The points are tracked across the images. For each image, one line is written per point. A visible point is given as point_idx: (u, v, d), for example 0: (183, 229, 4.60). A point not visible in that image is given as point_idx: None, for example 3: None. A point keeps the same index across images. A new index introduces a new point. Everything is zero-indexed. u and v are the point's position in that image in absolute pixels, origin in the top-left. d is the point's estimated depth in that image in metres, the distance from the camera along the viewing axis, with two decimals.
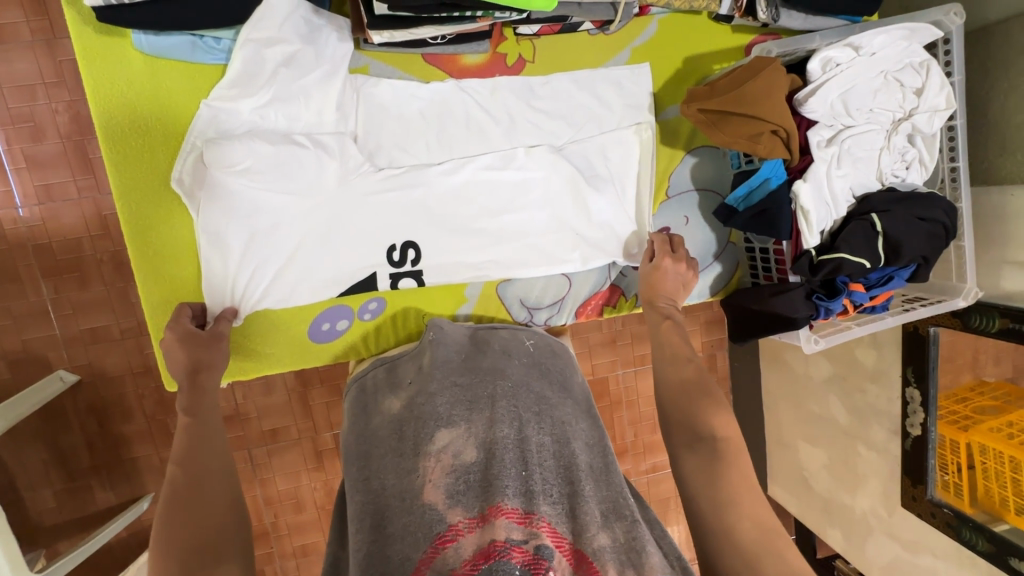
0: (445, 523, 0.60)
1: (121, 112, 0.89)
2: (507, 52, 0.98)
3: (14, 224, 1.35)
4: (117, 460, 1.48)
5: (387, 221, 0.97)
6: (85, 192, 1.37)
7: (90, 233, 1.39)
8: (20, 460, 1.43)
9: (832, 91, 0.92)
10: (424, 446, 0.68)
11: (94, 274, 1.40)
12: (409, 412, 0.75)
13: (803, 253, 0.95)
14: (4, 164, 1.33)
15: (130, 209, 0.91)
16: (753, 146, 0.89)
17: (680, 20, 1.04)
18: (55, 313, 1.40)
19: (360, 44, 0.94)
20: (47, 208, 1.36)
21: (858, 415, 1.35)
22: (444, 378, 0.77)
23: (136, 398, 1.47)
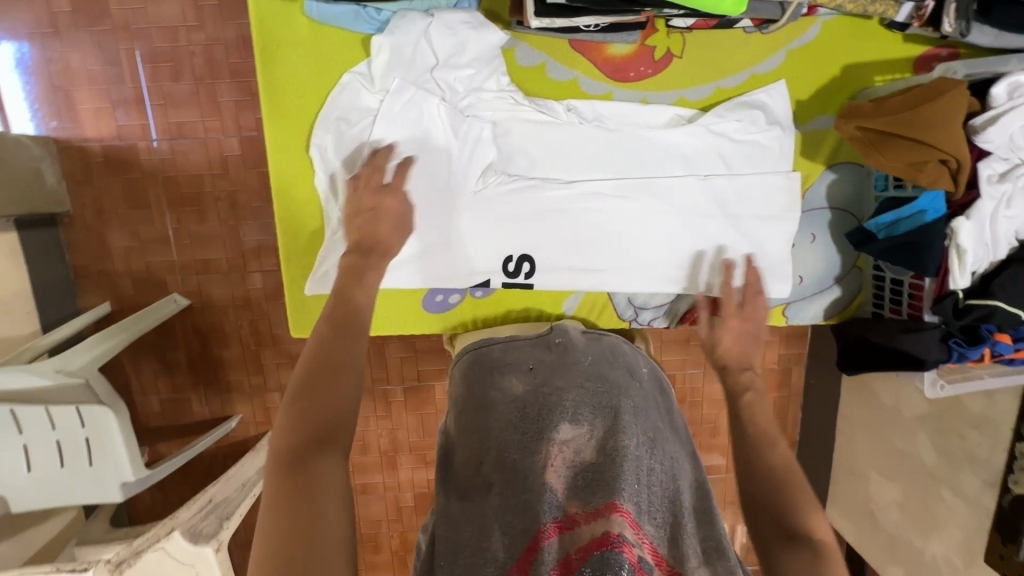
0: (564, 510, 0.62)
1: (284, 73, 0.94)
2: (655, 45, 0.96)
3: (148, 155, 1.48)
4: (213, 380, 1.64)
5: (513, 225, 1.02)
6: (211, 132, 1.47)
7: (211, 171, 1.50)
8: (135, 367, 1.62)
9: (1017, 120, 0.83)
10: (549, 432, 0.73)
11: (211, 210, 1.52)
12: (533, 397, 0.79)
13: (950, 293, 0.87)
14: (145, 99, 1.45)
15: (279, 165, 0.97)
16: (912, 173, 0.83)
17: (846, 24, 0.96)
18: (176, 241, 1.54)
19: (509, 26, 0.94)
20: (176, 143, 1.48)
21: (950, 458, 1.31)
22: (571, 379, 0.82)
23: (234, 327, 1.61)
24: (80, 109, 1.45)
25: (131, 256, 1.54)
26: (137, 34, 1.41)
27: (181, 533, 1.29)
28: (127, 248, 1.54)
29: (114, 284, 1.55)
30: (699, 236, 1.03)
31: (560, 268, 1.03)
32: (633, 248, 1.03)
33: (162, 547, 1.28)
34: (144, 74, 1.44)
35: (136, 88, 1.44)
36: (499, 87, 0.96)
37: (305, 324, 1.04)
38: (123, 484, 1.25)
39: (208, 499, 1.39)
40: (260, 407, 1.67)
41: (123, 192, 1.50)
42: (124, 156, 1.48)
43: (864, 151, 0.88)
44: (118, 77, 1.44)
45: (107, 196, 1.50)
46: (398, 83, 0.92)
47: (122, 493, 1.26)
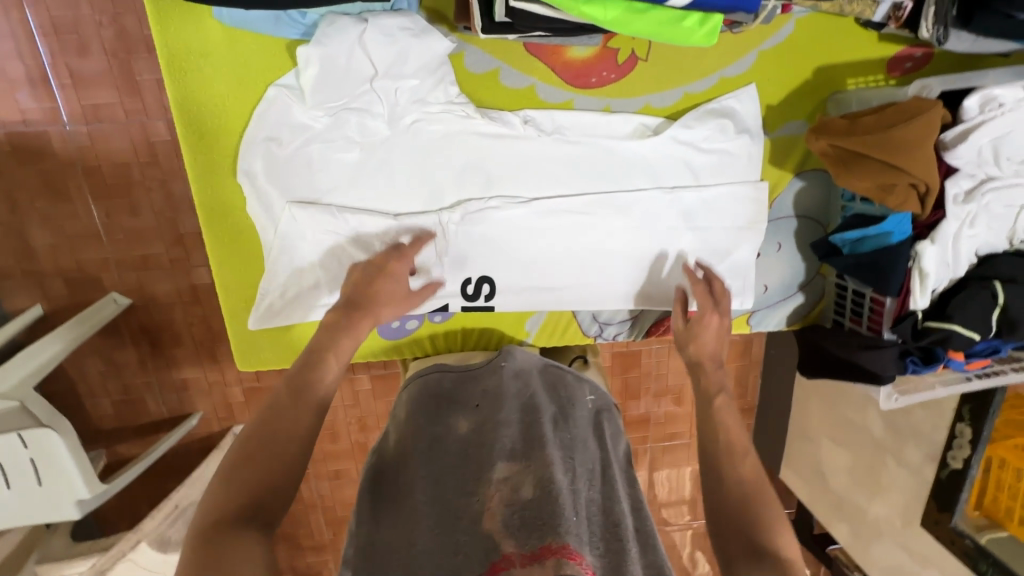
0: (499, 551, 0.59)
1: (199, 84, 0.81)
2: (618, 47, 0.88)
3: (63, 142, 1.31)
4: (167, 380, 1.55)
5: (476, 249, 0.95)
6: (133, 115, 1.31)
7: (138, 160, 1.34)
8: (80, 370, 1.52)
9: (987, 135, 0.80)
10: (486, 472, 0.70)
11: (143, 202, 1.38)
12: (475, 436, 0.77)
13: (909, 315, 0.88)
14: (49, 78, 1.27)
15: (205, 191, 0.86)
16: (880, 197, 0.80)
17: (822, 21, 0.89)
18: (108, 236, 1.40)
19: (458, 29, 0.83)
20: (94, 129, 1.31)
21: (894, 431, 1.35)
22: (509, 412, 0.81)
23: (185, 324, 1.50)
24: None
25: (58, 254, 1.40)
26: (30, 1, 1.21)
27: (149, 543, 1.32)
28: (53, 246, 1.39)
29: (45, 284, 1.42)
30: (664, 253, 0.99)
31: (526, 292, 0.99)
32: (600, 268, 0.99)
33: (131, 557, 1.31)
34: (45, 48, 1.25)
35: (38, 65, 1.26)
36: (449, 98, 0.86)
37: (251, 357, 0.96)
38: (79, 502, 1.20)
39: (174, 505, 1.37)
40: (221, 403, 1.60)
41: (39, 185, 1.34)
42: (34, 142, 1.31)
43: (834, 169, 0.84)
44: (14, 51, 1.25)
45: (21, 189, 1.34)
46: (333, 103, 0.82)
47: (78, 511, 1.21)
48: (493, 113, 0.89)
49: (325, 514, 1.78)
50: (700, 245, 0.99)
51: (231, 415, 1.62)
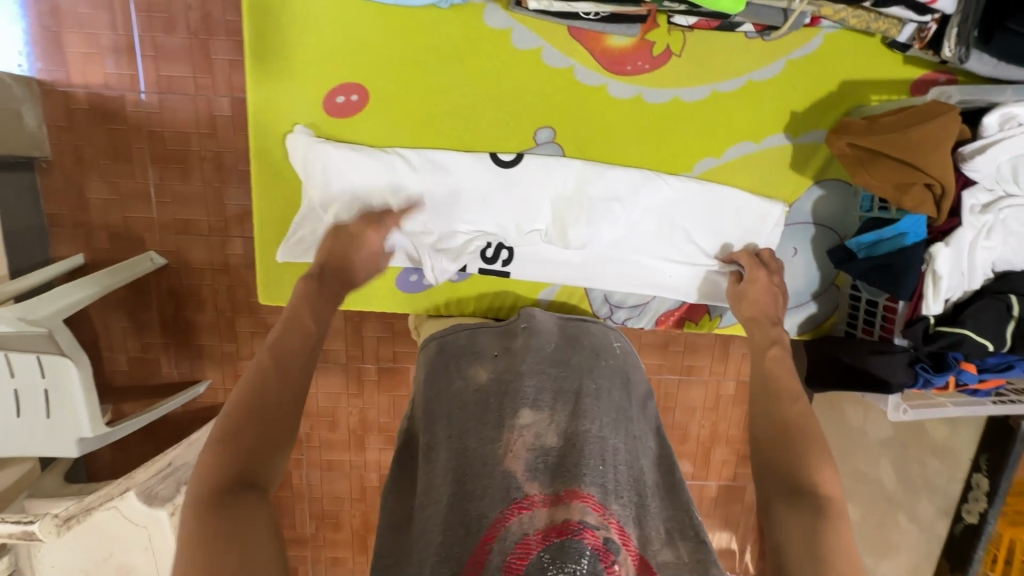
0: (523, 491, 0.59)
1: (273, 33, 0.91)
2: (655, 41, 0.94)
3: (135, 107, 1.44)
4: (184, 342, 1.61)
5: (502, 221, 0.97)
6: (202, 90, 1.43)
7: (199, 130, 1.46)
8: (105, 322, 1.58)
9: (1004, 153, 0.82)
10: (507, 419, 0.67)
11: (196, 169, 1.48)
12: (498, 384, 0.73)
13: (921, 318, 0.88)
14: (136, 49, 1.40)
15: (261, 128, 0.94)
16: (896, 196, 0.83)
17: (848, 40, 0.95)
18: (157, 198, 1.50)
19: (509, 6, 0.90)
20: (165, 98, 1.44)
21: (908, 484, 1.32)
22: (534, 362, 0.75)
23: (211, 292, 1.58)
24: (66, 52, 1.40)
25: (107, 211, 1.51)
26: None
27: (137, 494, 1.29)
28: (106, 201, 1.50)
29: (91, 236, 1.52)
30: (683, 246, 1.01)
31: (549, 266, 1.03)
32: (621, 252, 1.02)
33: (116, 506, 1.29)
34: (137, 24, 1.39)
35: (129, 37, 1.40)
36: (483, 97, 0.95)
37: (275, 292, 1.03)
38: (80, 440, 1.17)
39: (167, 462, 1.37)
40: (231, 373, 1.64)
41: (106, 144, 1.46)
42: (109, 104, 1.43)
43: (853, 168, 0.88)
44: (110, 22, 1.38)
45: (89, 146, 1.46)
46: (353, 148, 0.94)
47: (77, 449, 1.18)
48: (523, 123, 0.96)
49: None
50: (715, 240, 1.01)
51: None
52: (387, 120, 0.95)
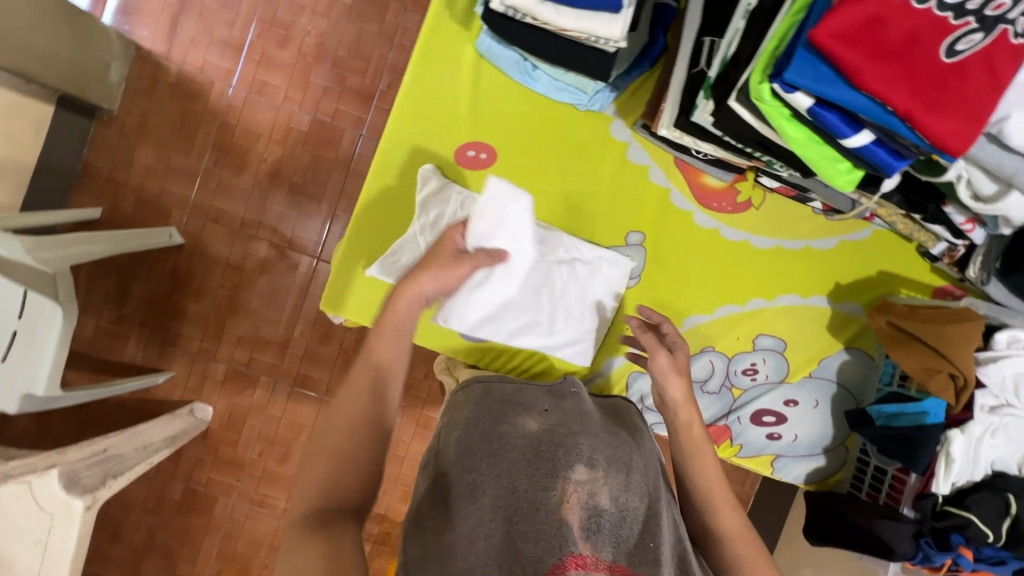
0: (577, 547, 0.62)
1: (429, 80, 1.02)
2: (742, 190, 1.09)
3: (219, 97, 1.51)
4: (162, 327, 1.53)
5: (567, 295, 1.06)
6: (289, 102, 1.53)
7: (270, 135, 1.53)
8: (90, 282, 1.51)
9: (1010, 366, 0.97)
10: (563, 471, 0.69)
11: (252, 168, 1.53)
12: (550, 437, 0.74)
13: (931, 494, 0.96)
14: (243, 50, 1.51)
15: (385, 153, 1.02)
16: (922, 377, 0.95)
17: (889, 239, 1.13)
18: (202, 181, 1.52)
19: (635, 126, 1.05)
20: (250, 98, 1.52)
21: None
22: (588, 425, 0.77)
23: (216, 285, 1.54)
24: (178, 32, 1.50)
25: (147, 177, 1.51)
26: None
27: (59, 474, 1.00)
28: (149, 168, 1.51)
29: (118, 195, 1.51)
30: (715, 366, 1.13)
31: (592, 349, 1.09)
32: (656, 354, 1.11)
33: (30, 482, 0.97)
34: (254, 30, 1.51)
35: (242, 38, 1.51)
36: (588, 190, 1.07)
37: (336, 302, 1.04)
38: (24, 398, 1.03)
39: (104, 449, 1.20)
40: (197, 373, 1.55)
41: (176, 119, 1.51)
42: (196, 87, 1.51)
43: (890, 344, 1.01)
44: (230, 22, 1.51)
45: (159, 115, 1.50)
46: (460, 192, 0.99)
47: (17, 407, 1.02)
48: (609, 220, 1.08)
49: (223, 543, 1.58)
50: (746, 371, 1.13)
51: (199, 390, 1.55)
52: (503, 182, 1.05)
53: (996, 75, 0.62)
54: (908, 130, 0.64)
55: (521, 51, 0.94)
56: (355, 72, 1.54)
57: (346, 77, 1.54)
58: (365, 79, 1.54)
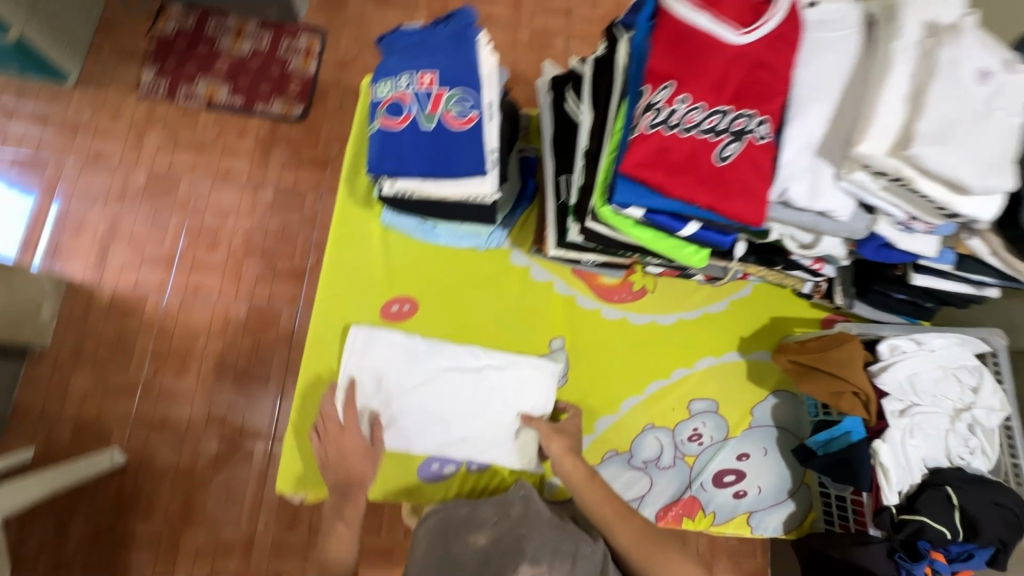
0: None
1: (347, 256, 1.17)
2: (635, 281, 1.27)
3: (154, 308, 1.60)
4: (110, 560, 1.43)
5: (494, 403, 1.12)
6: (225, 297, 1.63)
7: (209, 331, 1.60)
8: (25, 532, 1.42)
9: (899, 371, 1.11)
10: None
11: (194, 366, 1.57)
12: (498, 547, 0.83)
13: (884, 507, 1.02)
14: (175, 262, 1.65)
15: (319, 326, 1.12)
16: (833, 401, 1.08)
17: (768, 290, 1.32)
18: (143, 393, 1.54)
19: (531, 251, 1.23)
20: (186, 302, 1.62)
21: None
22: (534, 526, 0.85)
23: (166, 497, 1.48)
24: (110, 259, 1.63)
25: (84, 402, 1.52)
26: (193, 212, 1.70)
27: None
28: (86, 394, 1.52)
29: (54, 429, 1.49)
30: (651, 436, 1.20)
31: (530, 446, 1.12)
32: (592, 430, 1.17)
33: None
34: (184, 243, 1.67)
35: (173, 252, 1.65)
36: (506, 312, 1.20)
37: (293, 481, 1.05)
38: None
39: None
40: None
41: (112, 340, 1.57)
42: (130, 301, 1.60)
43: (797, 379, 1.14)
44: (160, 241, 1.66)
45: (95, 339, 1.56)
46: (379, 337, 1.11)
47: None
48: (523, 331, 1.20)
49: None
50: (684, 438, 1.20)
51: None
52: (430, 326, 1.16)
53: (762, 166, 0.82)
54: (717, 216, 0.83)
55: (418, 215, 1.11)
56: (284, 256, 1.69)
57: (277, 263, 1.68)
58: (294, 259, 1.69)
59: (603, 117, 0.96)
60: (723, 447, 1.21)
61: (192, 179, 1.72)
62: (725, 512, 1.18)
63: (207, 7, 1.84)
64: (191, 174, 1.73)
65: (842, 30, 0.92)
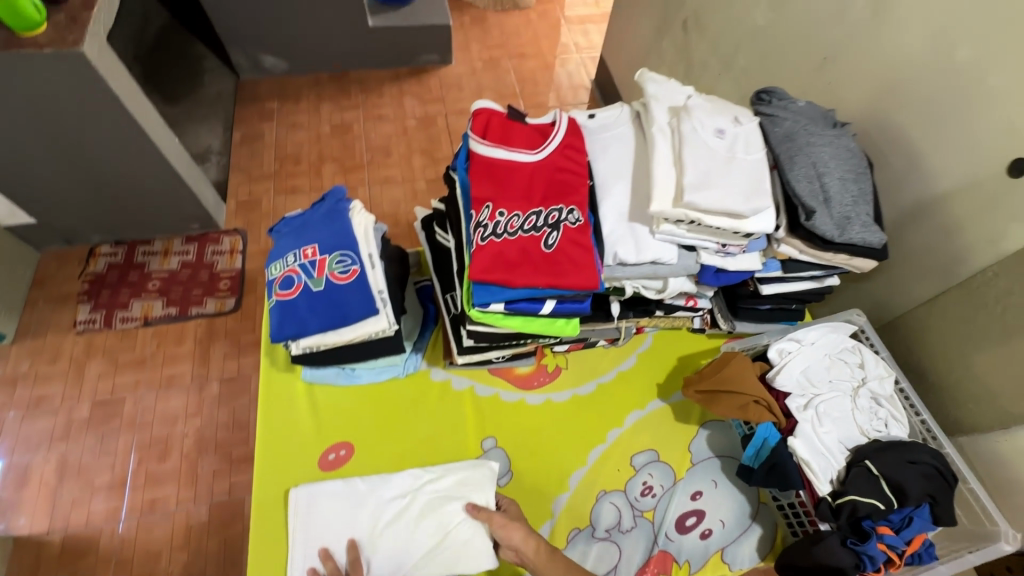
0: None
1: (278, 420, 1.24)
2: (548, 363, 1.40)
3: (110, 537, 1.59)
4: None
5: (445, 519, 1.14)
6: (183, 503, 1.64)
7: (171, 544, 1.59)
8: None
9: (791, 370, 1.23)
10: None
11: None
12: None
13: (821, 498, 1.09)
14: (127, 482, 1.67)
15: (263, 495, 1.16)
16: (744, 414, 1.17)
17: (667, 335, 1.47)
18: None
19: (447, 365, 1.35)
20: (143, 520, 1.62)
21: None
22: None
23: None
24: (60, 499, 1.63)
25: None
26: (140, 426, 1.76)
27: None
28: None
29: None
30: (605, 502, 1.23)
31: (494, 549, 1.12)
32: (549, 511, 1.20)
33: None
34: (135, 460, 1.70)
35: (124, 473, 1.68)
36: (438, 427, 1.28)
37: None
38: None
39: None
40: None
41: None
42: (82, 543, 1.58)
43: (709, 405, 1.23)
44: (110, 465, 1.69)
45: None
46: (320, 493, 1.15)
47: None
48: (457, 439, 1.27)
49: None
50: (637, 494, 1.24)
51: None
52: (370, 462, 1.22)
53: (583, 243, 1.01)
54: (562, 290, 1.00)
55: (332, 364, 1.23)
56: (238, 444, 1.75)
57: (232, 452, 1.73)
58: (248, 444, 1.74)
59: (461, 240, 1.16)
60: (676, 491, 1.25)
61: (136, 395, 1.81)
62: (699, 556, 1.20)
63: (134, 239, 2.10)
64: (134, 391, 1.81)
65: (620, 127, 1.18)
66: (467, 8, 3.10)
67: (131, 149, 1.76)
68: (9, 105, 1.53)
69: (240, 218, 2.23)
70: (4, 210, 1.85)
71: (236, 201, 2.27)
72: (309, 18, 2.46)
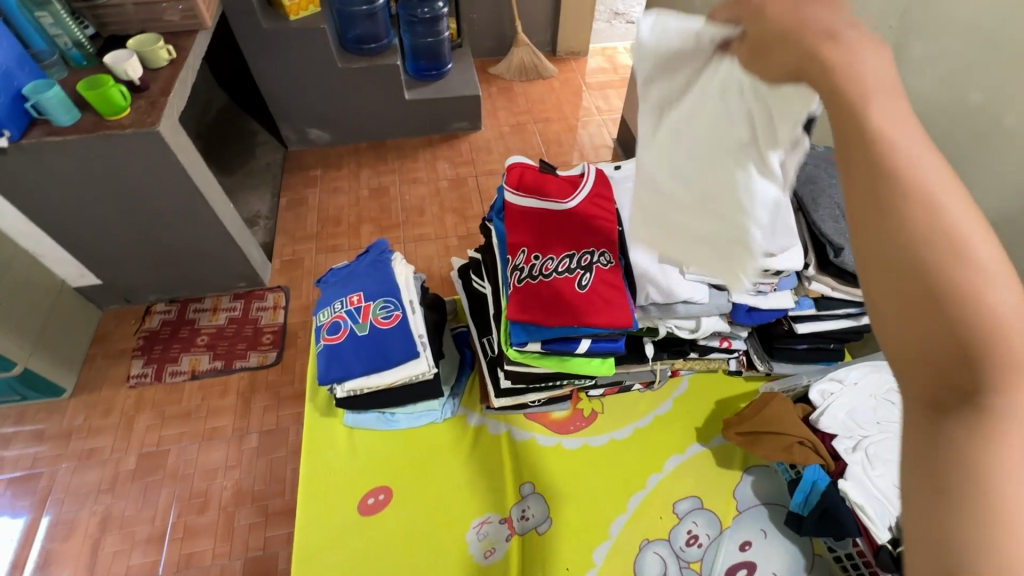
0: None
1: (321, 465, 1.27)
2: (583, 407, 1.40)
3: None
4: None
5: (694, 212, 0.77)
6: (218, 557, 1.65)
7: None
8: None
9: (835, 412, 1.21)
10: None
11: None
12: None
13: (880, 546, 1.03)
14: (165, 535, 1.69)
15: (304, 541, 1.17)
16: (789, 455, 1.15)
17: (703, 378, 1.46)
18: None
19: (483, 409, 1.37)
20: None
21: None
22: None
23: None
24: (102, 552, 1.67)
25: None
26: (181, 478, 1.80)
27: None
28: None
29: None
30: (650, 552, 1.19)
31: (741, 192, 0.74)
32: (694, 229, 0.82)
33: None
34: (175, 512, 1.74)
35: (163, 525, 1.71)
36: (476, 471, 1.29)
37: None
38: None
39: None
40: None
41: None
42: None
43: (751, 447, 1.21)
44: (151, 517, 1.73)
45: None
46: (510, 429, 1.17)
47: None
48: (495, 484, 1.27)
49: None
50: (682, 544, 1.20)
51: None
52: (408, 507, 1.22)
53: (615, 283, 1.05)
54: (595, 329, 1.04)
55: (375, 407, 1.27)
56: (274, 496, 1.77)
57: (268, 505, 1.75)
58: (284, 497, 1.77)
59: (497, 286, 1.21)
60: (724, 541, 1.20)
61: (181, 446, 1.87)
62: None
63: (187, 298, 2.25)
64: (179, 442, 1.88)
65: None
66: (494, 80, 3.35)
67: (193, 214, 1.94)
68: (94, 184, 1.74)
69: (284, 275, 2.37)
70: (75, 271, 2.04)
71: (281, 260, 2.43)
72: (352, 94, 2.71)
